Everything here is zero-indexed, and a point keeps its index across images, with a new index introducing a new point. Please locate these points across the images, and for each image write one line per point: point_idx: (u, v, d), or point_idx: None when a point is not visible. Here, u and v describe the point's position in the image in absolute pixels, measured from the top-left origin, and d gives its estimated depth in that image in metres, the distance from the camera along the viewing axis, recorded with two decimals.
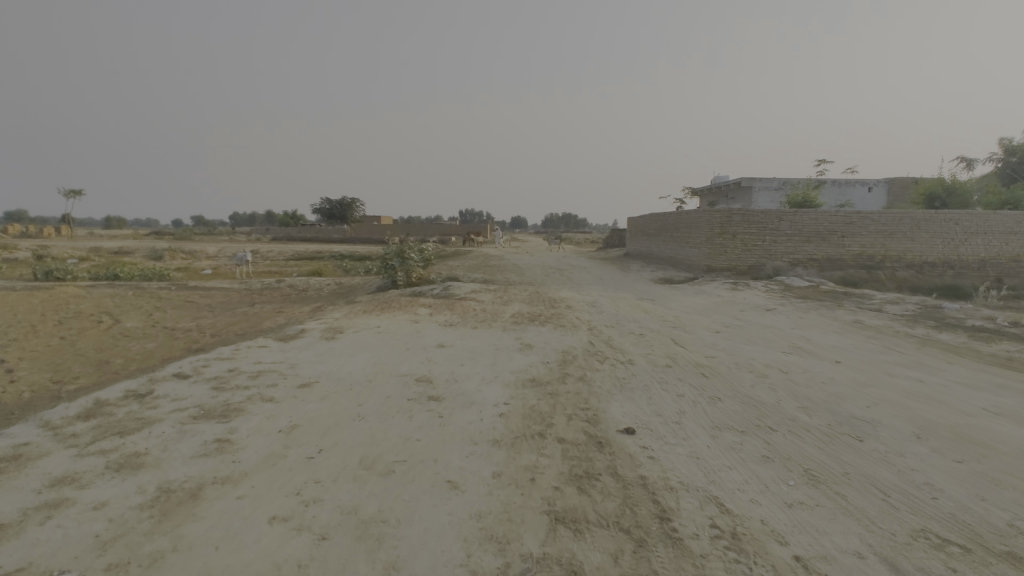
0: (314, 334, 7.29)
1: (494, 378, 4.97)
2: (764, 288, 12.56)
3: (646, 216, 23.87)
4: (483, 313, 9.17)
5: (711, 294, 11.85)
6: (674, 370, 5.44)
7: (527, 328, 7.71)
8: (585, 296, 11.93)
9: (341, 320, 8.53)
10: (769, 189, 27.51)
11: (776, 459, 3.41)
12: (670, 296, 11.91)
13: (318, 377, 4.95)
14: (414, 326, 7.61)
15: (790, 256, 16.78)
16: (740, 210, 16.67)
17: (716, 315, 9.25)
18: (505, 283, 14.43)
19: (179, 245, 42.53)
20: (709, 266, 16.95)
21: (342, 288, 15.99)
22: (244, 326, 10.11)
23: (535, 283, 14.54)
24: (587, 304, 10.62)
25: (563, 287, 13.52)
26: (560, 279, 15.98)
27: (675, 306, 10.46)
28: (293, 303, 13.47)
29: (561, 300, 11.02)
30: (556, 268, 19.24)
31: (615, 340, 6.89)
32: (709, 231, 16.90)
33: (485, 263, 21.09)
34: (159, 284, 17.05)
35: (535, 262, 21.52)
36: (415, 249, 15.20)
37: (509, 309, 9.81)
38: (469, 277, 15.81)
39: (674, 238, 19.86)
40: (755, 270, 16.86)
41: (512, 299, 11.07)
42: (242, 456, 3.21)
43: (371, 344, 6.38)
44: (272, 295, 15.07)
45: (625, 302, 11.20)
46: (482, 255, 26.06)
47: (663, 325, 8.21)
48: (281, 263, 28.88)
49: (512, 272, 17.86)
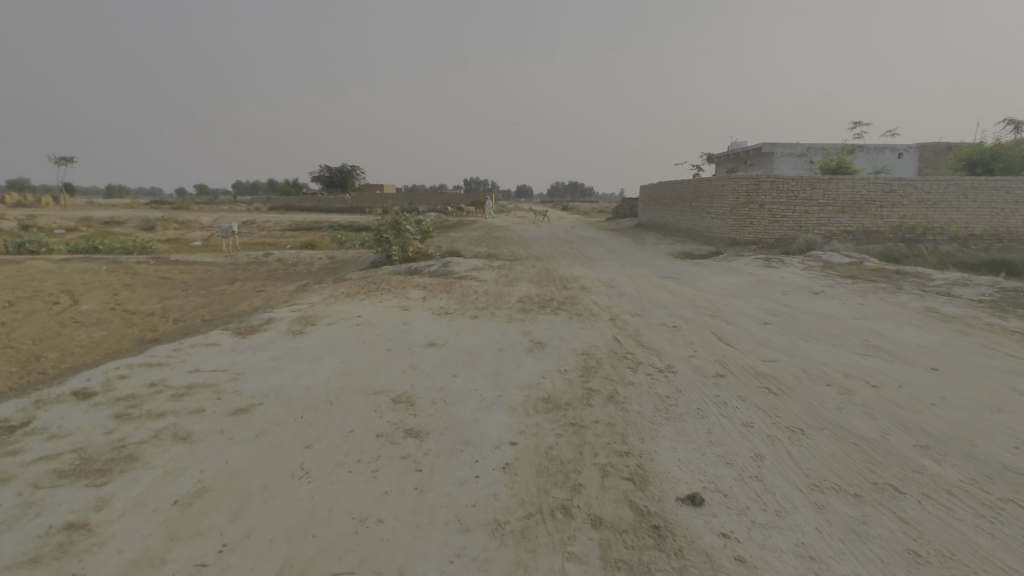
0: (281, 325, 6.06)
1: (496, 399, 3.74)
2: (800, 264, 11.22)
3: (662, 184, 22.27)
4: (486, 297, 7.93)
5: (742, 272, 10.52)
6: (730, 383, 4.21)
7: (538, 317, 6.48)
8: (600, 274, 10.66)
9: (320, 304, 7.31)
10: (791, 155, 25.91)
11: (933, 559, 2.21)
12: (697, 274, 10.61)
13: (264, 397, 3.74)
14: (403, 316, 6.37)
15: (822, 228, 15.35)
16: (768, 177, 15.16)
17: (756, 299, 7.96)
18: (511, 258, 13.14)
19: (174, 214, 41.26)
20: (733, 238, 15.53)
21: (333, 262, 14.74)
22: (216, 309, 8.95)
23: (543, 258, 13.24)
24: (604, 285, 9.34)
25: (575, 263, 12.24)
26: (570, 253, 14.66)
27: (705, 287, 9.15)
28: (277, 281, 12.29)
29: (573, 279, 9.74)
30: (565, 240, 17.89)
31: (646, 335, 5.65)
32: (733, 200, 15.42)
33: (489, 234, 19.75)
34: (138, 258, 15.84)
35: (543, 234, 20.19)
36: (412, 220, 13.87)
37: (514, 291, 8.57)
38: (471, 251, 14.51)
39: (693, 208, 18.41)
40: (782, 243, 15.45)
41: (518, 278, 9.79)
42: (90, 565, 2.01)
43: (346, 343, 5.16)
44: (257, 271, 13.90)
45: (647, 281, 9.90)
46: (487, 225, 24.67)
47: (698, 312, 6.96)
48: (276, 234, 27.61)
49: (519, 244, 16.52)
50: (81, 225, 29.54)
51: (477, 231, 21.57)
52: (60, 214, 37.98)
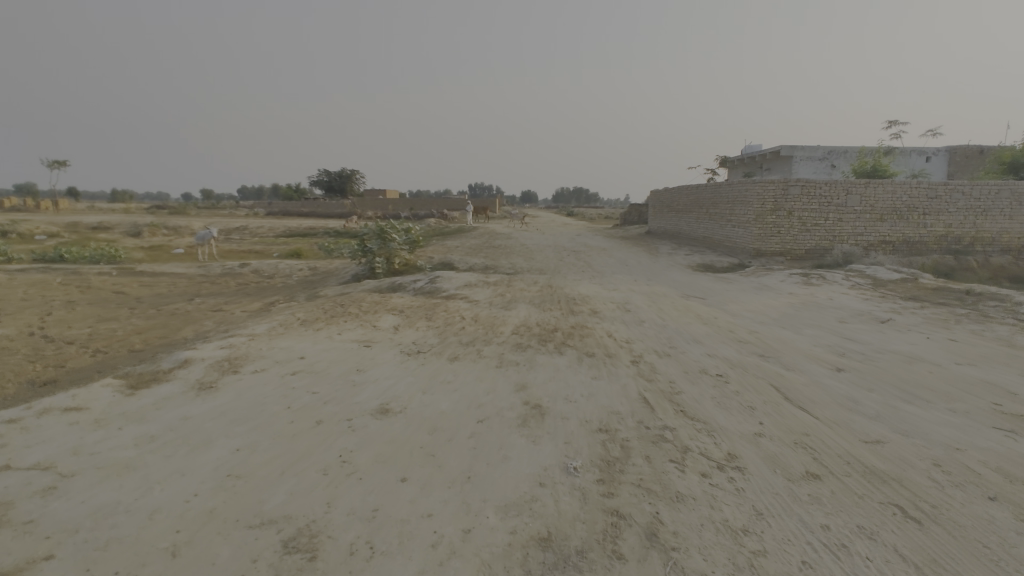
0: (195, 371, 4.53)
1: (460, 546, 2.21)
2: (845, 281, 9.66)
3: (675, 189, 20.73)
4: (475, 326, 6.41)
5: (780, 292, 8.94)
6: (835, 496, 2.68)
7: (537, 360, 4.95)
8: (613, 293, 9.11)
9: (264, 335, 5.78)
10: (812, 159, 24.35)
11: None
12: (726, 294, 9.05)
13: (67, 538, 2.20)
14: (361, 359, 4.83)
15: (858, 237, 13.78)
16: (798, 181, 13.65)
17: (810, 330, 6.40)
18: (510, 272, 11.64)
19: (167, 219, 40.00)
20: (758, 248, 13.96)
21: (314, 275, 13.27)
22: (152, 335, 7.49)
23: (546, 272, 11.72)
24: (618, 307, 7.80)
25: (582, 279, 10.72)
26: (577, 266, 13.16)
27: (741, 312, 7.60)
28: (244, 298, 10.83)
29: (582, 300, 8.22)
30: (571, 250, 16.36)
31: (685, 393, 4.10)
32: (758, 206, 13.88)
33: (488, 243, 18.26)
34: (101, 268, 14.39)
35: (547, 242, 18.69)
36: (399, 229, 12.41)
37: (511, 317, 7.03)
38: (466, 262, 13.03)
39: (710, 216, 16.90)
40: (813, 254, 13.87)
41: (516, 298, 8.29)
42: None
43: (263, 409, 3.60)
44: (227, 285, 12.45)
45: (669, 302, 8.35)
46: (488, 232, 23.18)
47: (745, 351, 5.40)
48: (266, 241, 26.23)
49: (520, 255, 15.03)
50: (62, 232, 28.16)
51: (476, 239, 20.09)
52: (48, 220, 36.73)
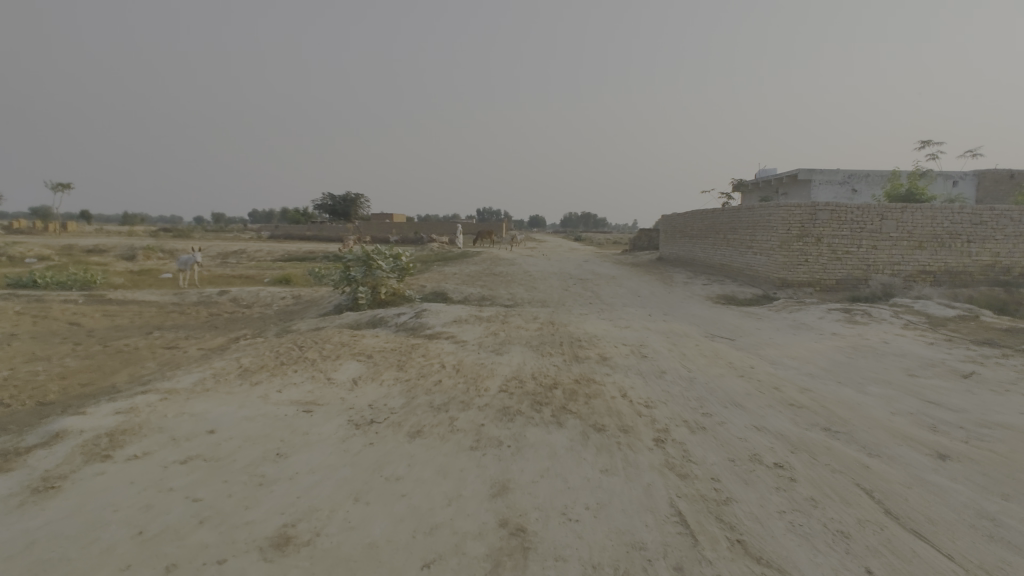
0: (54, 454, 3.28)
1: None
2: (894, 318, 8.36)
3: (690, 213, 19.57)
4: (456, 378, 5.14)
5: (821, 333, 7.64)
6: None
7: (528, 438, 3.67)
8: (625, 331, 7.84)
9: (184, 391, 4.53)
10: (831, 183, 23.18)
11: None
12: (757, 335, 7.77)
13: None
14: (289, 436, 3.58)
15: (895, 266, 12.48)
16: (827, 205, 12.47)
17: (876, 387, 5.10)
18: (508, 304, 10.43)
19: (166, 243, 39.25)
20: (784, 278, 12.74)
21: (294, 305, 12.12)
22: (77, 381, 6.29)
23: (549, 305, 10.50)
24: (631, 351, 6.52)
25: (589, 313, 9.49)
26: (584, 297, 11.94)
27: (780, 359, 6.31)
28: (210, 332, 9.67)
29: (588, 342, 6.95)
30: (577, 278, 15.15)
31: (738, 501, 2.82)
32: (784, 232, 12.70)
33: (489, 270, 17.08)
34: (68, 295, 13.30)
35: (551, 269, 17.48)
36: (386, 255, 11.30)
37: (502, 365, 5.77)
38: (461, 292, 11.85)
39: (729, 242, 15.71)
40: (846, 285, 12.57)
41: (511, 339, 7.05)
42: None
43: (97, 537, 2.36)
44: (197, 316, 11.30)
45: (691, 344, 7.08)
46: (490, 258, 22.06)
47: (802, 421, 4.12)
48: (260, 266, 25.21)
49: (521, 283, 13.83)
50: (52, 255, 27.24)
51: (476, 265, 18.96)
52: (44, 243, 36.10)
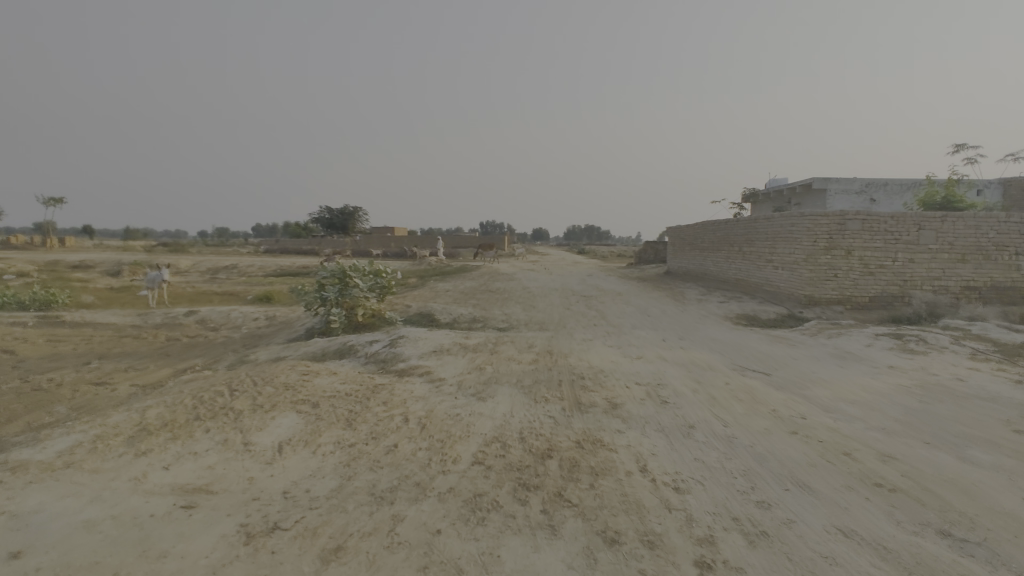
0: None
1: None
2: (955, 344, 7.09)
3: (700, 224, 18.36)
4: (417, 441, 3.86)
5: (873, 365, 6.36)
6: None
7: (504, 564, 2.40)
8: (637, 364, 6.55)
9: (32, 470, 3.27)
10: (847, 192, 21.97)
11: None
12: (794, 367, 6.49)
13: None
14: (130, 567, 2.31)
15: (934, 281, 11.22)
16: (857, 213, 11.26)
17: (979, 451, 3.83)
18: (501, 329, 9.18)
19: (156, 257, 38.09)
20: (810, 295, 11.48)
21: (266, 328, 10.88)
22: None
23: (548, 328, 9.25)
24: (645, 393, 5.25)
25: (593, 339, 8.23)
26: (588, 317, 10.68)
27: (834, 404, 5.03)
28: (159, 361, 8.44)
29: (592, 380, 5.68)
30: (580, 296, 13.89)
31: None
32: (809, 244, 11.46)
33: (484, 286, 15.83)
34: (20, 317, 12.08)
35: (552, 285, 16.25)
36: (366, 272, 10.09)
37: (483, 417, 4.49)
38: (450, 313, 10.61)
39: (745, 255, 14.47)
40: (879, 303, 11.31)
41: (499, 376, 5.78)
42: None
43: None
44: (153, 341, 10.08)
45: (718, 381, 5.80)
46: (487, 272, 20.84)
47: (906, 520, 2.85)
48: (246, 282, 23.98)
49: (519, 302, 12.59)
50: (32, 271, 26.09)
51: (473, 281, 17.73)
52: (31, 258, 35.00)
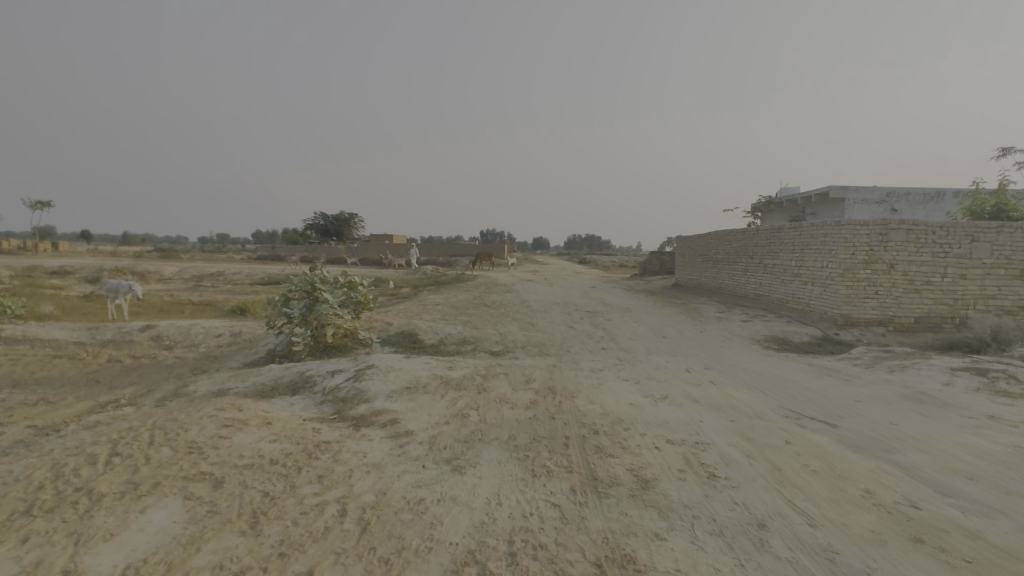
0: None
1: None
2: None
3: (714, 234, 17.02)
4: (347, 565, 2.47)
5: (964, 413, 4.99)
6: None
7: None
8: (662, 409, 5.14)
9: None
10: (866, 202, 20.66)
11: None
12: (863, 415, 5.11)
13: None
14: None
15: (989, 300, 9.88)
16: (901, 222, 9.94)
17: None
18: (494, 355, 7.80)
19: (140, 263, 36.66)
20: (847, 315, 10.13)
21: (225, 349, 9.47)
22: None
23: (549, 354, 7.87)
24: (682, 460, 3.86)
25: (603, 370, 6.84)
26: (595, 339, 9.30)
27: (947, 479, 3.64)
28: (82, 391, 7.01)
29: (608, 437, 4.29)
30: (585, 312, 12.48)
31: None
32: (847, 257, 10.10)
33: (479, 300, 14.45)
34: None
35: (554, 299, 14.90)
36: (339, 284, 8.70)
37: (455, 507, 3.08)
38: (436, 333, 9.23)
39: (767, 269, 13.13)
40: (926, 325, 9.97)
41: (486, 430, 4.38)
42: None
43: None
44: (89, 364, 8.65)
45: (774, 438, 4.41)
46: (484, 283, 19.44)
47: None
48: (227, 291, 22.52)
49: (516, 319, 11.22)
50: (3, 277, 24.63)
51: (467, 293, 16.36)
52: (12, 263, 33.64)
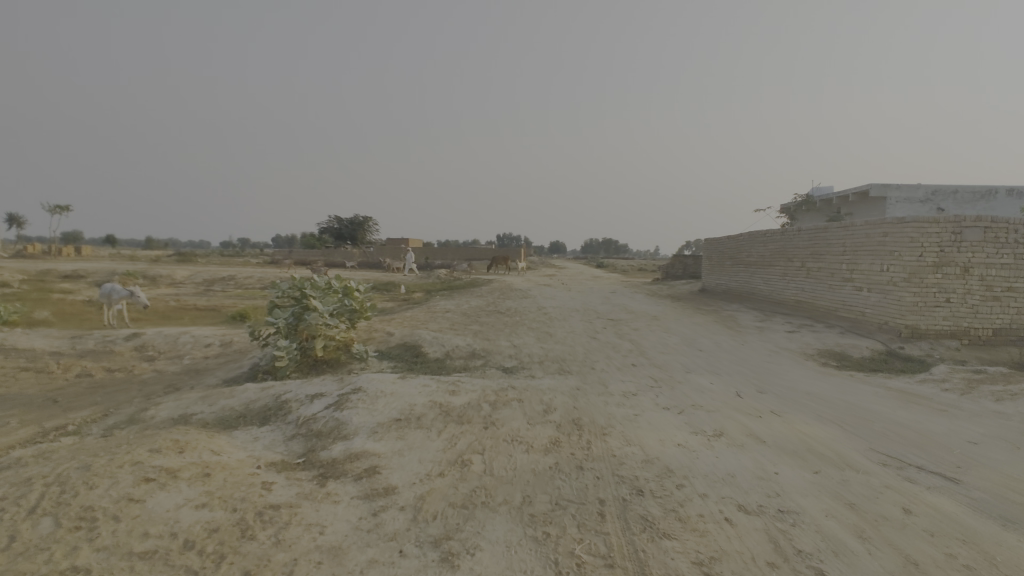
0: None
1: None
2: None
3: (746, 235, 15.72)
4: None
5: None
6: None
7: None
8: (723, 455, 3.99)
9: None
10: (909, 200, 19.12)
11: None
12: (987, 465, 3.92)
13: None
14: None
15: None
16: (979, 219, 8.62)
17: None
18: (506, 373, 6.71)
19: (152, 267, 36.25)
20: (912, 326, 8.82)
21: (209, 363, 8.49)
22: None
23: (571, 372, 6.74)
24: (769, 546, 2.73)
25: (637, 394, 5.69)
26: (622, 353, 8.15)
27: None
28: (31, 414, 6.04)
29: (658, 502, 3.17)
30: (608, 320, 11.30)
31: None
32: (913, 259, 8.80)
33: (492, 306, 13.36)
34: None
35: (573, 305, 13.72)
36: (333, 290, 7.69)
37: None
38: (441, 345, 8.17)
39: (810, 273, 11.84)
40: (1006, 338, 8.64)
41: (492, 489, 3.28)
42: None
43: None
44: (55, 378, 7.73)
45: (886, 505, 3.24)
46: (498, 288, 18.31)
47: None
48: (233, 296, 21.69)
49: (532, 328, 10.11)
50: (11, 280, 24.19)
51: (479, 299, 15.27)
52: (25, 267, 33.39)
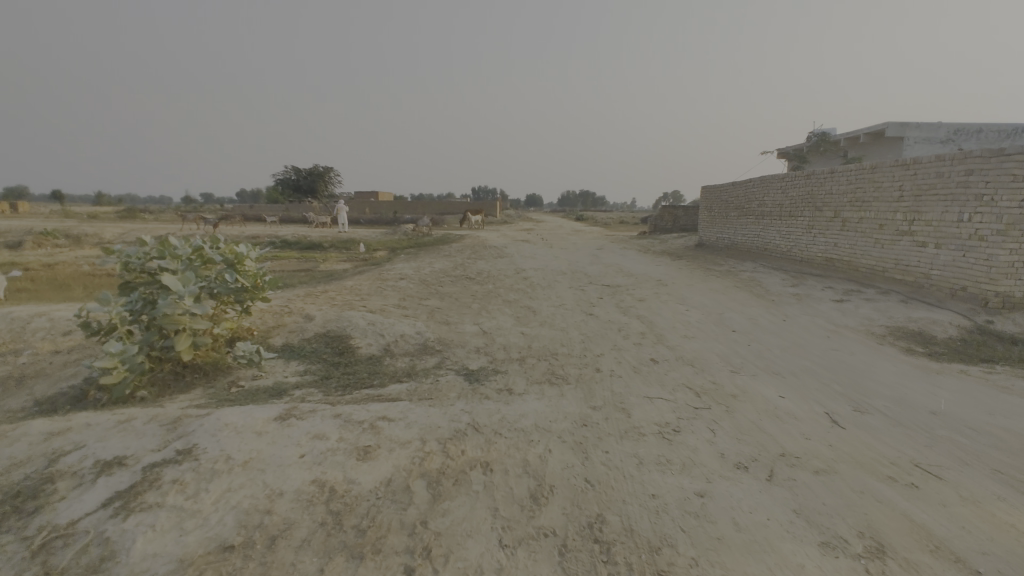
0: None
1: None
2: None
3: (758, 181, 13.42)
4: None
5: None
6: None
7: None
8: None
9: None
10: (929, 140, 17.00)
11: None
12: None
13: None
14: None
15: None
16: None
17: None
18: (468, 386, 4.35)
19: (81, 224, 32.12)
20: (1005, 293, 6.74)
21: (46, 367, 5.89)
22: None
23: (567, 382, 4.43)
24: None
25: (682, 434, 3.42)
26: (635, 340, 5.87)
27: None
28: None
29: None
30: (604, 288, 8.97)
31: None
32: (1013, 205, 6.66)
33: (459, 270, 10.89)
34: None
35: (559, 267, 11.33)
36: (211, 259, 5.16)
37: None
38: (379, 333, 5.75)
39: (848, 225, 9.66)
40: None
41: None
42: None
43: None
44: None
45: None
46: (470, 246, 15.72)
47: None
48: None
49: (508, 301, 7.74)
50: None
51: (446, 260, 12.73)
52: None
